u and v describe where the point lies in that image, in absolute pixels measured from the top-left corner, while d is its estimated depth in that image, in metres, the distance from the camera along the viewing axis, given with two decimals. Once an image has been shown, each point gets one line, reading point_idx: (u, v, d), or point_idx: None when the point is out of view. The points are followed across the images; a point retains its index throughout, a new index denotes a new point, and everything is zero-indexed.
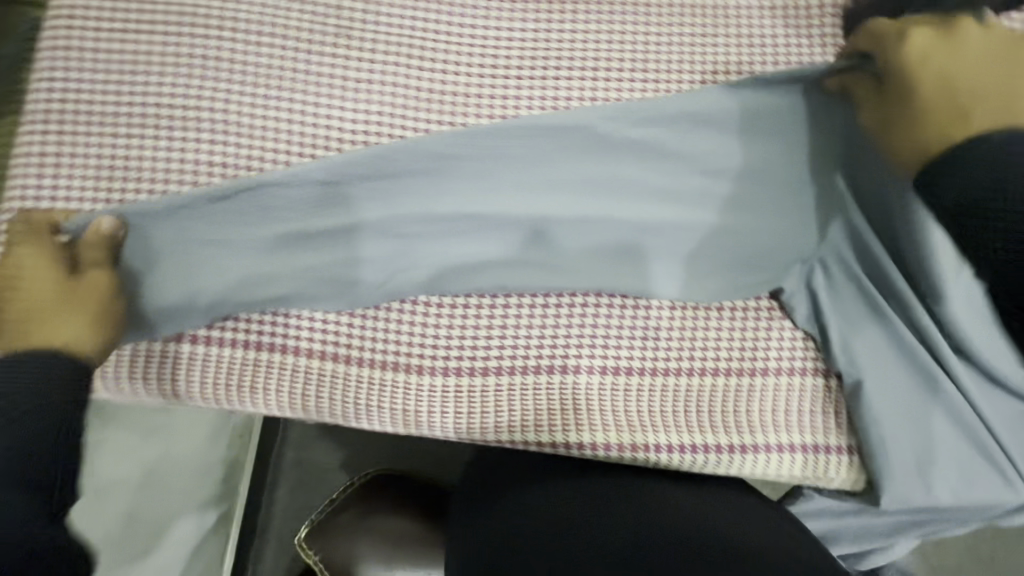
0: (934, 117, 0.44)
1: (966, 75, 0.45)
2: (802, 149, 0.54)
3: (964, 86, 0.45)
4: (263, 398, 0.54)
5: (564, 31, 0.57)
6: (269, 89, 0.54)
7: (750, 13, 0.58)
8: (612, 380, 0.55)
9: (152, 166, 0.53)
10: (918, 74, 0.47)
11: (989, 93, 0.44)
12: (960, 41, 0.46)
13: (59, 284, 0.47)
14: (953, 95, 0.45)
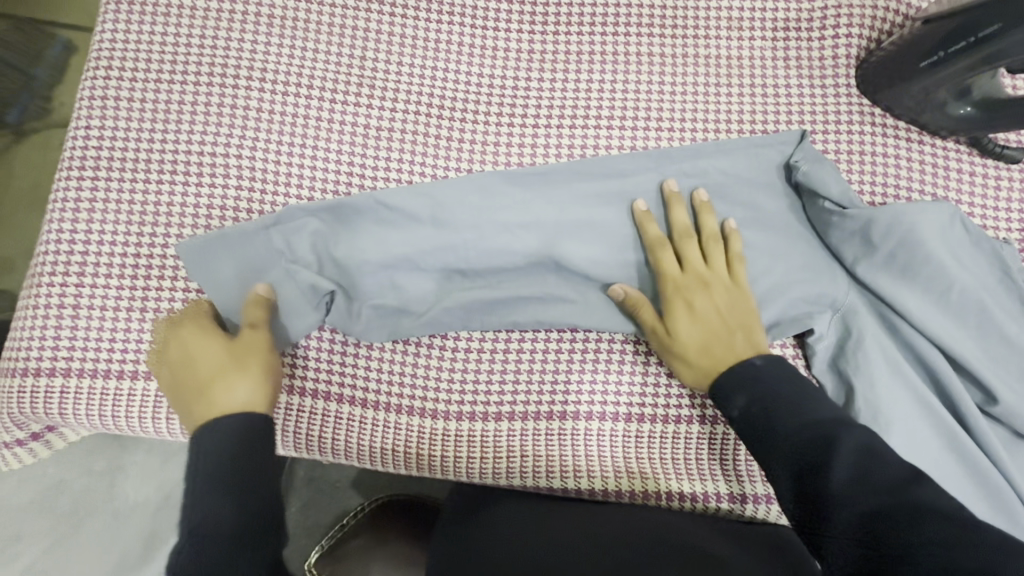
0: (695, 351, 0.49)
1: (693, 320, 0.50)
2: None
3: (705, 322, 0.49)
4: (282, 440, 0.55)
5: (580, 79, 0.58)
6: (294, 135, 0.56)
7: (764, 62, 0.58)
8: (624, 427, 0.56)
9: (180, 206, 0.55)
10: (667, 301, 0.51)
11: (715, 347, 0.49)
12: (705, 271, 0.51)
13: (226, 349, 0.48)
14: (680, 330, 0.50)
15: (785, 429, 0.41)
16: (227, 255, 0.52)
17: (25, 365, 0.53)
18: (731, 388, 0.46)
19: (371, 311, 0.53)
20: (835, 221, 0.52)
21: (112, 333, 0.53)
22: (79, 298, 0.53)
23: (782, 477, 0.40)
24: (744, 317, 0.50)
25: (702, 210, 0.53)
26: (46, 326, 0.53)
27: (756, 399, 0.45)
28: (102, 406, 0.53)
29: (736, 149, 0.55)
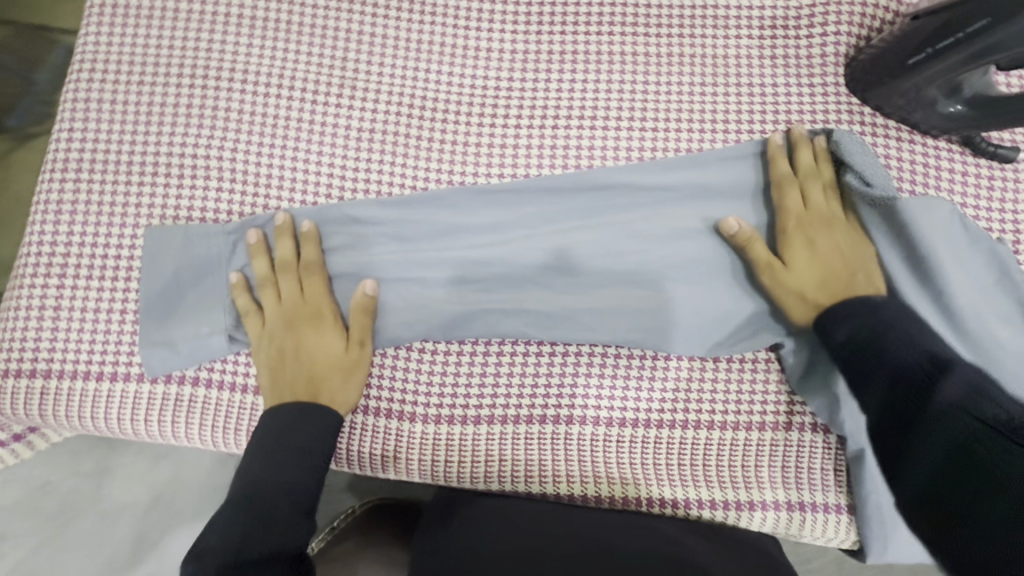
0: (811, 286, 0.48)
1: (812, 258, 0.49)
2: None
3: (824, 260, 0.49)
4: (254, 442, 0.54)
5: (563, 79, 0.58)
6: (275, 137, 0.56)
7: (751, 61, 0.57)
8: (603, 432, 0.55)
9: (160, 208, 0.55)
10: (786, 239, 0.50)
11: (831, 282, 0.48)
12: (830, 213, 0.51)
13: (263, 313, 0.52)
14: (796, 268, 0.49)
15: (888, 353, 0.39)
16: (197, 275, 0.54)
17: (7, 366, 0.53)
18: (841, 315, 0.44)
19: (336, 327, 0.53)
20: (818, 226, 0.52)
21: (92, 335, 0.53)
22: (58, 300, 0.53)
23: (872, 399, 0.38)
24: (862, 255, 0.49)
25: (822, 158, 0.53)
26: (27, 328, 0.53)
27: (859, 330, 0.42)
28: (82, 408, 0.53)
29: (708, 162, 0.55)
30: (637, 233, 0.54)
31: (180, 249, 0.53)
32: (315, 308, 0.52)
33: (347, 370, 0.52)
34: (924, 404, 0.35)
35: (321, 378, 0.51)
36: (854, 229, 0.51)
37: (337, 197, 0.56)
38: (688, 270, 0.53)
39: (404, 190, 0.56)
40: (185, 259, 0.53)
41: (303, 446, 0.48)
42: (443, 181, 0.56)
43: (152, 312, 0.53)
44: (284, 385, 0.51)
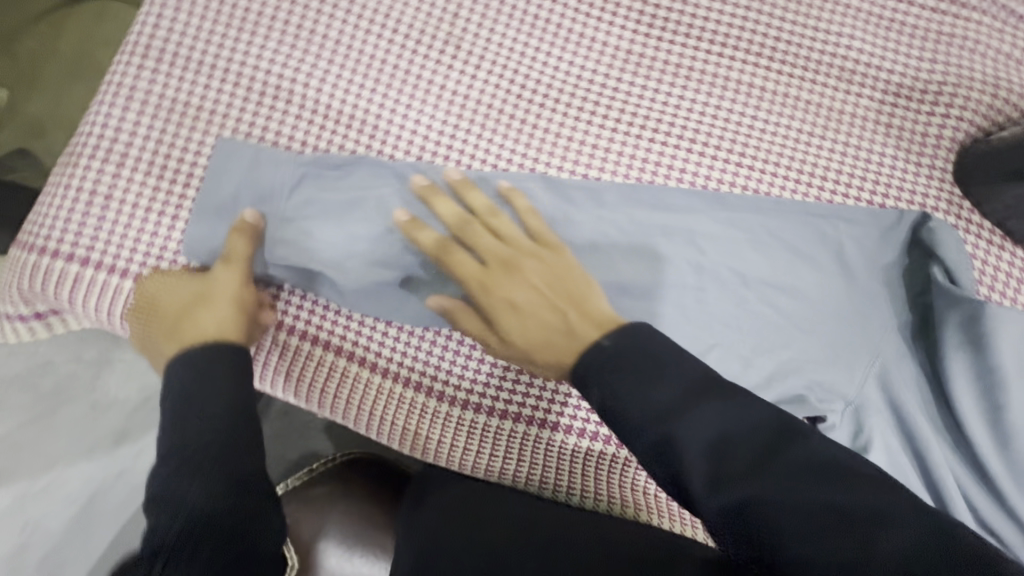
0: (536, 348, 0.46)
1: (522, 318, 0.46)
2: (861, 255, 0.54)
3: (545, 318, 0.46)
4: (288, 385, 0.55)
5: (672, 93, 0.55)
6: (366, 78, 0.53)
7: (864, 123, 0.55)
8: (623, 455, 0.54)
9: (234, 121, 0.52)
10: (487, 306, 0.47)
11: (553, 332, 0.45)
12: (502, 256, 0.47)
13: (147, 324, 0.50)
14: (527, 328, 0.46)
15: (700, 462, 0.36)
16: (255, 198, 0.51)
17: (44, 244, 0.51)
18: (590, 380, 0.41)
19: (380, 290, 0.51)
20: (876, 306, 0.53)
21: (138, 235, 0.51)
22: (112, 189, 0.51)
23: (721, 530, 0.36)
24: (569, 291, 0.46)
25: (466, 189, 0.48)
26: (73, 210, 0.51)
27: (608, 399, 0.39)
28: (113, 305, 0.52)
29: (795, 217, 0.54)
30: (710, 271, 0.53)
31: (250, 170, 0.51)
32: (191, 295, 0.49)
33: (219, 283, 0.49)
34: (766, 531, 0.35)
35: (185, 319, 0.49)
36: (523, 257, 0.47)
37: (415, 156, 0.53)
38: (750, 322, 0.53)
39: (484, 165, 0.54)
40: (251, 180, 0.51)
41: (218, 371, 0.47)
42: (527, 165, 0.54)
43: (207, 224, 0.51)
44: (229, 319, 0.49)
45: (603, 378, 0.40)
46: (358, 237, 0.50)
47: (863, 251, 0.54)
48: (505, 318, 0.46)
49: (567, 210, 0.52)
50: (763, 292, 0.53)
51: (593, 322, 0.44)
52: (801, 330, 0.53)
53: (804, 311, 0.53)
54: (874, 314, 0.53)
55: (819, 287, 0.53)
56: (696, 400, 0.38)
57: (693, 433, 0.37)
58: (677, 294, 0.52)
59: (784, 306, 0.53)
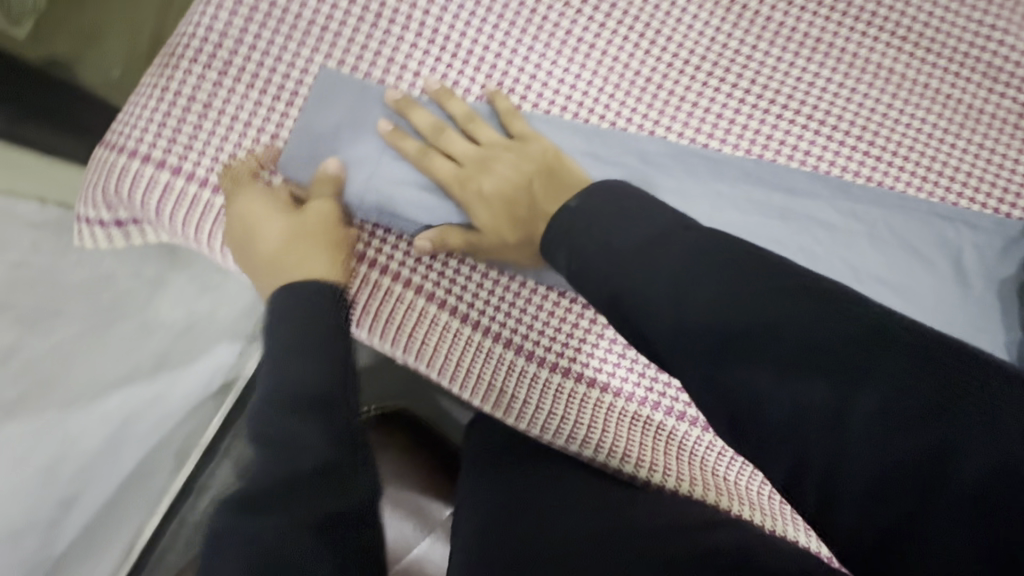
0: (507, 232, 0.45)
1: (489, 204, 0.46)
2: (980, 264, 0.51)
3: (510, 198, 0.45)
4: (375, 327, 0.52)
5: (807, 68, 0.52)
6: (489, 12, 0.50)
7: (1005, 126, 0.52)
8: (706, 438, 0.53)
9: (345, 40, 0.49)
10: (460, 201, 0.47)
11: (517, 217, 0.45)
12: (478, 155, 0.46)
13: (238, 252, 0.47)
14: (496, 214, 0.46)
15: (676, 323, 0.34)
16: (352, 130, 0.48)
17: (135, 147, 0.48)
18: (558, 247, 0.40)
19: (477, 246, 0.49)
20: (986, 318, 0.51)
21: (234, 151, 0.49)
22: (212, 97, 0.48)
23: (713, 408, 0.34)
24: (535, 167, 0.46)
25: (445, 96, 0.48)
26: (169, 115, 0.48)
27: (579, 257, 0.38)
28: (201, 221, 0.49)
29: (917, 215, 0.51)
30: (821, 261, 0.51)
31: (352, 106, 0.48)
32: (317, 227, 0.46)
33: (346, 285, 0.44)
34: (753, 397, 0.32)
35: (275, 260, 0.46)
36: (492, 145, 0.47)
37: (530, 103, 0.50)
38: None
39: (602, 121, 0.51)
40: (348, 109, 0.48)
41: (318, 340, 0.40)
42: (646, 126, 0.51)
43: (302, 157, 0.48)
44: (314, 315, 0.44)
45: (583, 245, 0.38)
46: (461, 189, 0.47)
47: (983, 260, 0.51)
48: (475, 207, 0.46)
49: (684, 181, 0.50)
50: (872, 289, 0.51)
51: (555, 186, 0.44)
52: None
53: (912, 314, 0.51)
54: (983, 327, 0.51)
55: (929, 293, 0.51)
56: (660, 246, 0.36)
57: (677, 290, 0.34)
58: None
59: (892, 307, 0.51)
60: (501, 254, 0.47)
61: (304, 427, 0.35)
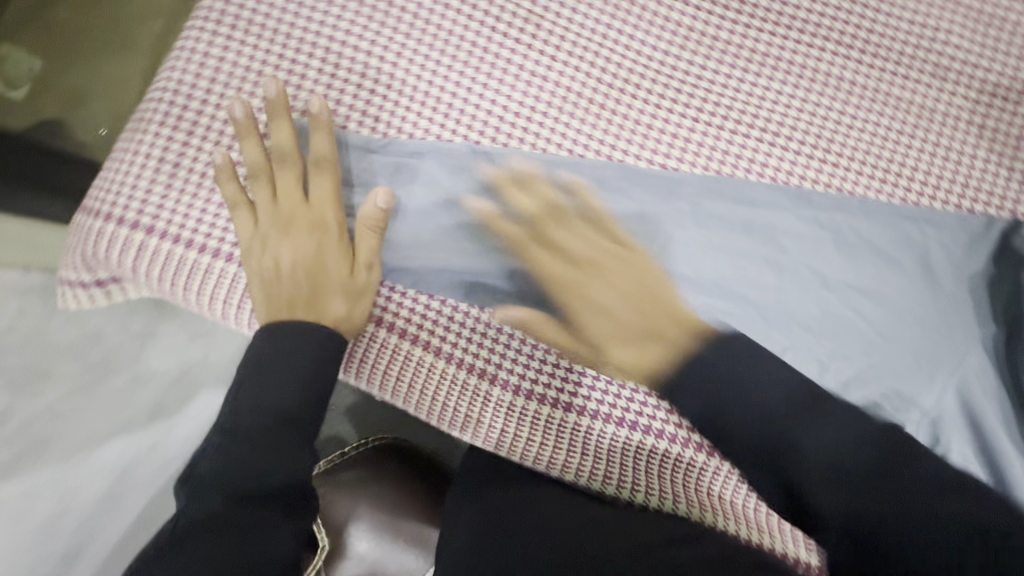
0: (614, 343, 0.50)
1: (612, 322, 0.50)
2: (945, 259, 0.51)
3: (630, 316, 0.50)
4: (349, 367, 0.53)
5: (756, 85, 0.54)
6: (443, 55, 0.52)
7: (957, 124, 0.53)
8: (688, 456, 0.52)
9: (306, 94, 0.51)
10: (565, 311, 0.51)
11: (637, 336, 0.49)
12: (586, 263, 0.51)
13: (248, 242, 0.49)
14: (609, 326, 0.50)
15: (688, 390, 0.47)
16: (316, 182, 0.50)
17: (109, 210, 0.50)
18: (694, 391, 0.47)
19: (446, 283, 0.50)
20: (959, 314, 0.51)
21: (207, 205, 0.51)
22: (180, 156, 0.50)
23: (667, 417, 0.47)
24: (657, 299, 0.50)
25: (535, 187, 0.50)
26: (140, 176, 0.50)
27: (715, 410, 0.46)
28: (178, 275, 0.51)
29: (879, 216, 0.52)
30: (788, 268, 0.51)
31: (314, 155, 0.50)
32: (319, 216, 0.49)
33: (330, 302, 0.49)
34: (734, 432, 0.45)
35: (298, 254, 0.49)
36: (608, 254, 0.51)
37: (489, 135, 0.51)
38: (826, 324, 0.51)
39: (560, 150, 0.52)
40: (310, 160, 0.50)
41: (300, 365, 0.46)
42: (604, 151, 0.52)
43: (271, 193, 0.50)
44: (280, 294, 0.49)
45: (721, 391, 0.46)
46: (429, 230, 0.50)
47: (948, 255, 0.51)
48: (604, 327, 0.50)
49: (645, 203, 0.51)
50: (841, 293, 0.51)
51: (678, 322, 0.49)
52: (878, 333, 0.51)
53: (882, 313, 0.51)
54: (957, 322, 0.51)
55: (898, 293, 0.51)
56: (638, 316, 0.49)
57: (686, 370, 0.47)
58: (753, 292, 0.51)
59: (862, 308, 0.51)
60: (620, 358, 0.50)
61: (282, 444, 0.44)
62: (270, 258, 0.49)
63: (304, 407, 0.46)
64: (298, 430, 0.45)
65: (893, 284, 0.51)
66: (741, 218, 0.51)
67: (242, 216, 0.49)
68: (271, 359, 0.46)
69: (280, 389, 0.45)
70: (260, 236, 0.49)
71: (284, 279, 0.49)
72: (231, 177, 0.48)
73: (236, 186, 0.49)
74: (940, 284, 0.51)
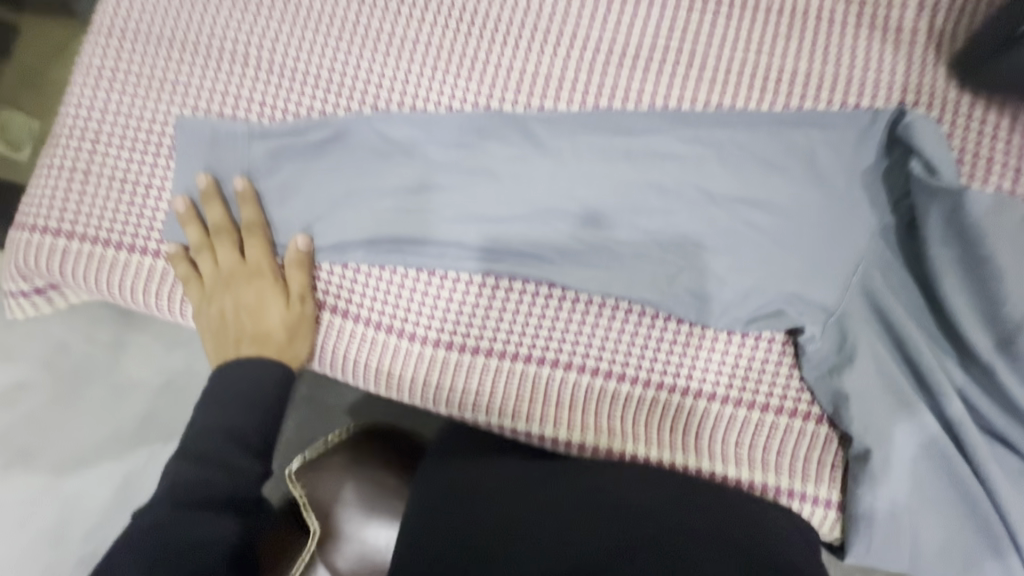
0: None
1: None
2: (830, 157, 0.51)
3: None
4: None
5: (623, 15, 0.55)
6: (318, 34, 0.55)
7: (830, 22, 0.53)
8: (600, 383, 0.53)
9: (195, 89, 0.55)
10: None
11: None
12: None
13: (200, 308, 0.53)
14: None
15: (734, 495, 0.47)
16: (209, 168, 0.54)
17: (36, 222, 0.55)
18: None
19: (350, 246, 0.53)
20: (849, 210, 0.51)
21: (116, 204, 0.54)
22: (89, 165, 0.55)
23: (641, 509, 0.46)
24: None
25: None
26: (59, 189, 0.55)
27: None
28: (100, 273, 0.55)
29: (756, 125, 0.52)
30: (668, 188, 0.52)
31: (204, 146, 0.53)
32: (255, 269, 0.52)
33: (278, 341, 0.52)
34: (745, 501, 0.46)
35: (244, 309, 0.52)
36: None
37: (370, 105, 0.54)
38: (712, 237, 0.51)
39: (438, 106, 0.54)
40: (201, 149, 0.54)
41: (255, 394, 0.49)
42: (480, 102, 0.54)
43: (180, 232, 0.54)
44: (231, 344, 0.52)
45: None
46: (326, 200, 0.53)
47: (832, 153, 0.51)
48: None
49: (523, 145, 0.53)
50: (724, 205, 0.51)
51: None
52: (766, 239, 0.51)
53: (769, 219, 0.51)
54: (848, 218, 0.51)
55: (788, 196, 0.51)
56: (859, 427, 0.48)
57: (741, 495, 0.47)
58: (635, 217, 0.52)
59: (748, 217, 0.51)
60: None
61: (232, 464, 0.46)
62: (217, 316, 0.53)
63: (255, 424, 0.48)
64: (247, 450, 0.47)
65: (779, 190, 0.51)
66: (618, 147, 0.53)
67: (193, 290, 0.53)
68: (224, 389, 0.48)
69: (228, 414, 0.47)
70: (207, 302, 0.53)
71: (234, 334, 0.52)
72: (182, 258, 0.53)
73: (186, 265, 0.53)
74: (826, 183, 0.51)
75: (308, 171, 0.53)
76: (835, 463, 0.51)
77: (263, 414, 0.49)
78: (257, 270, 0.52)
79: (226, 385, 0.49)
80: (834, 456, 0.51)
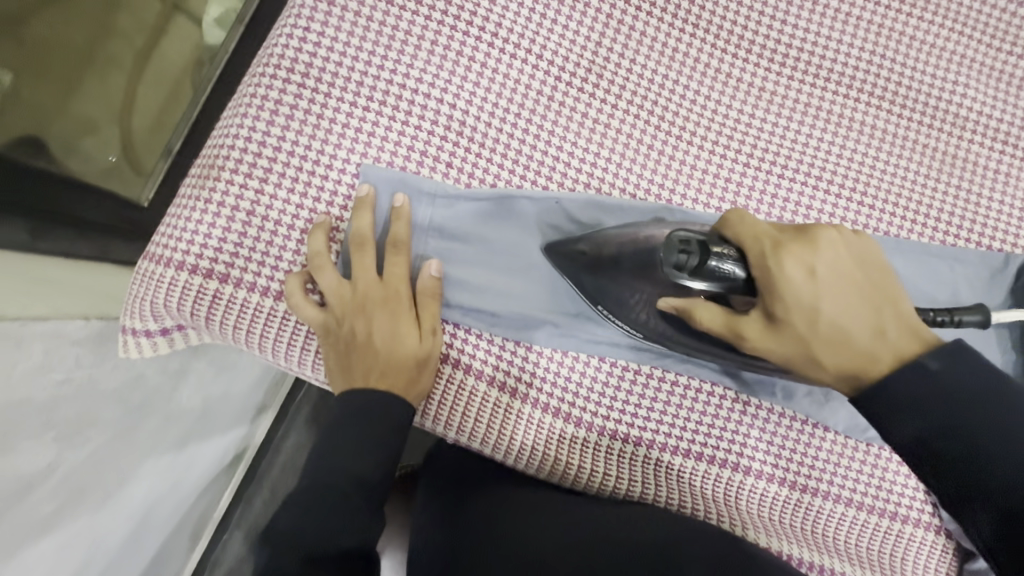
0: None
1: None
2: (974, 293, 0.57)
3: None
4: (433, 409, 0.53)
5: (799, 131, 0.58)
6: (513, 104, 0.55)
7: (974, 169, 0.59)
8: (751, 482, 0.55)
9: (382, 140, 0.53)
10: None
11: None
12: None
13: (324, 325, 0.49)
14: None
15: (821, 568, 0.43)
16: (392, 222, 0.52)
17: (178, 258, 0.50)
18: None
19: (527, 324, 0.52)
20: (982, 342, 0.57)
21: (281, 250, 0.51)
22: (255, 204, 0.50)
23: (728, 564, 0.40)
24: None
25: None
26: (212, 224, 0.50)
27: None
28: (251, 322, 0.51)
29: (912, 254, 0.57)
30: None
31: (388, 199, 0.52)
32: (392, 291, 0.50)
33: (409, 374, 0.49)
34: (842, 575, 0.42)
35: (373, 332, 0.49)
36: None
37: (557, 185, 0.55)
38: None
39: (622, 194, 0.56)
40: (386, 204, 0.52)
41: (369, 433, 0.46)
42: (663, 196, 0.56)
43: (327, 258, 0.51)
44: (356, 369, 0.48)
45: None
46: (508, 271, 0.53)
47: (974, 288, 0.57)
48: None
49: None
50: None
51: None
52: None
53: None
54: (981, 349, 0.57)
55: None
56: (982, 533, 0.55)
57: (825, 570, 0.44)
58: None
59: None
60: None
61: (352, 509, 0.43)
62: (344, 337, 0.49)
63: (368, 465, 0.45)
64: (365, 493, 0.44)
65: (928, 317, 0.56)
66: None
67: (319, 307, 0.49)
68: (345, 428, 0.46)
69: (355, 457, 0.45)
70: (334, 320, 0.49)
71: (359, 360, 0.49)
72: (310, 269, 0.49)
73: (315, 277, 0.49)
74: None
75: (494, 241, 0.53)
76: (945, 568, 0.56)
77: (383, 454, 0.46)
78: (393, 292, 0.50)
79: (345, 424, 0.46)
80: (946, 562, 0.56)
